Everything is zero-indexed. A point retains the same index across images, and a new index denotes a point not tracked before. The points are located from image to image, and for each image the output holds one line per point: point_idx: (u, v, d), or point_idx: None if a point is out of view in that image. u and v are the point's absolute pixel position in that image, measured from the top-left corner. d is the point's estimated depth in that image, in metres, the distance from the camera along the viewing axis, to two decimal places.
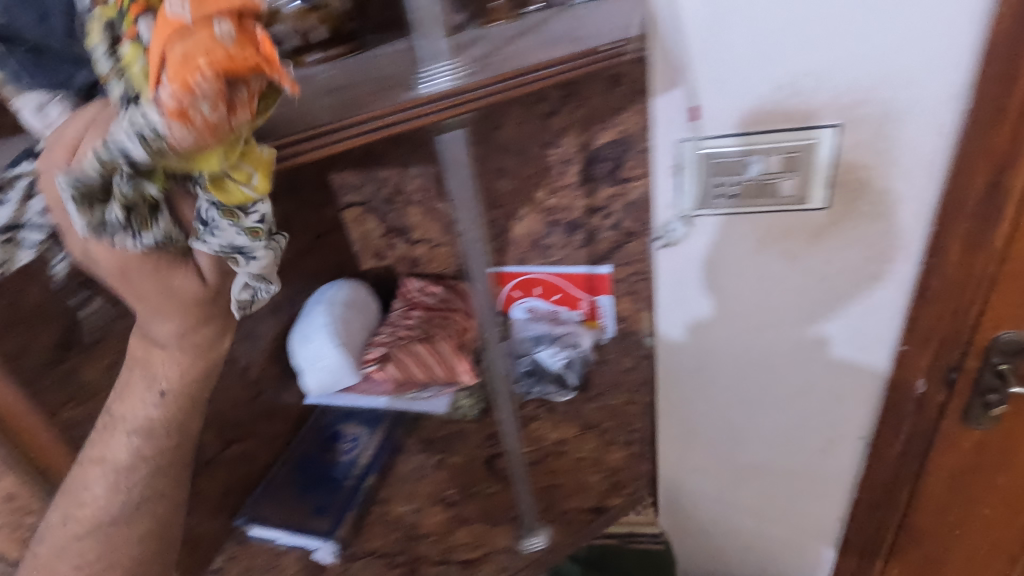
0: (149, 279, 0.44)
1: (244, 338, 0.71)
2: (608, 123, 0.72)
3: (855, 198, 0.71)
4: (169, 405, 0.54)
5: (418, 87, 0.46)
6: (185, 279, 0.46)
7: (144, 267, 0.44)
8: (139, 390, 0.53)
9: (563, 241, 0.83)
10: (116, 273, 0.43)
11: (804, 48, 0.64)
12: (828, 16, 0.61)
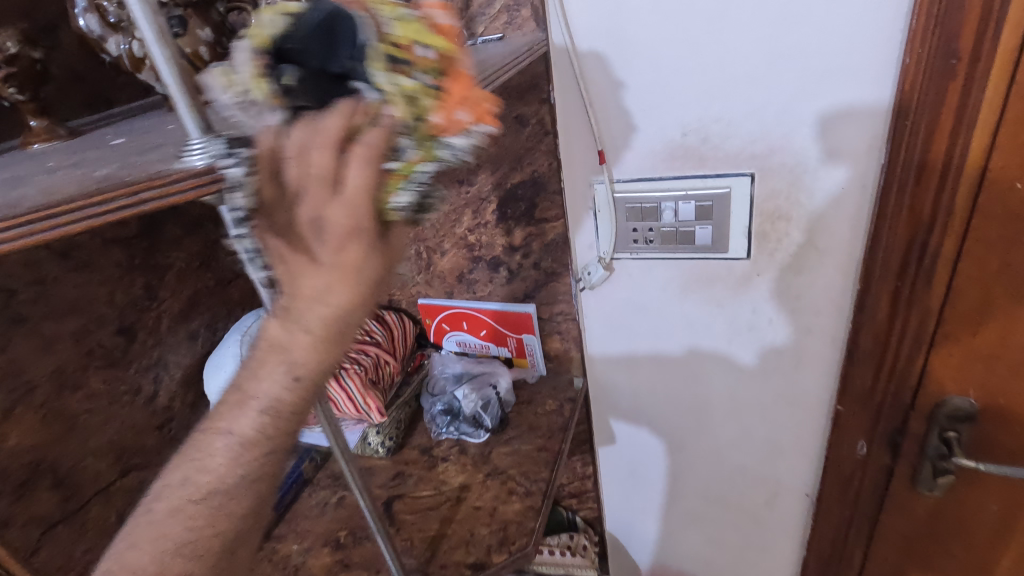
0: (361, 240, 0.34)
1: (151, 367, 0.71)
2: (519, 163, 0.70)
3: (776, 249, 0.67)
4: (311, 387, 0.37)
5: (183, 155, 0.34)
6: (361, 250, 0.35)
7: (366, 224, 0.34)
8: (234, 416, 0.36)
9: (486, 277, 0.81)
10: (341, 233, 0.34)
11: (709, 93, 0.60)
12: (731, 60, 0.58)
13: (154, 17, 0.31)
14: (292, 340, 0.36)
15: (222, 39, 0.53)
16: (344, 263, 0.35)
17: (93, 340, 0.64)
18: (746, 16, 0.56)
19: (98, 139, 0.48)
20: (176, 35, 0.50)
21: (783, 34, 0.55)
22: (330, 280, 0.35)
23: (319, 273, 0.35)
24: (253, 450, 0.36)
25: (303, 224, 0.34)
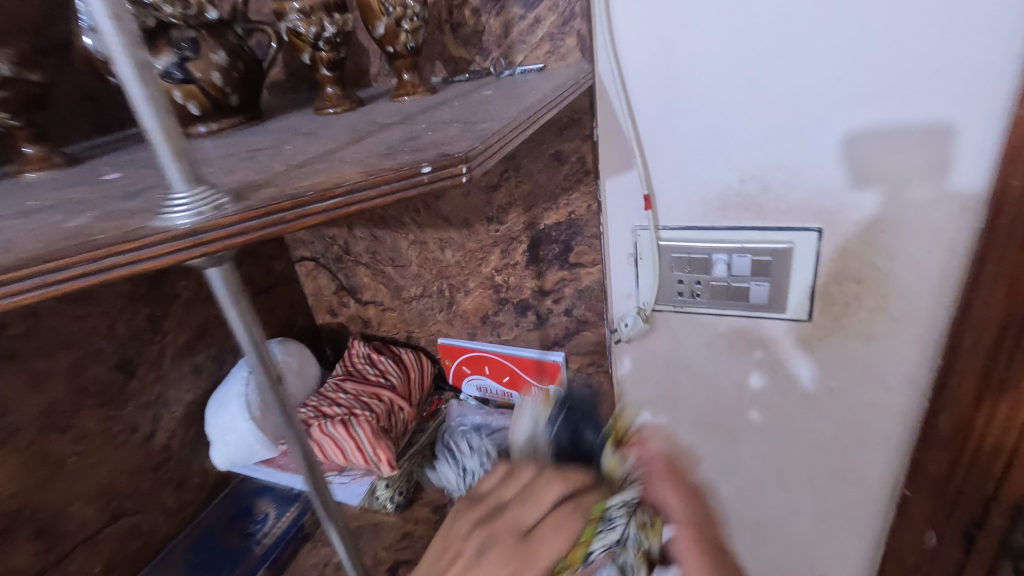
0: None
1: (150, 405, 0.67)
2: (554, 203, 0.64)
3: (842, 313, 0.59)
4: None
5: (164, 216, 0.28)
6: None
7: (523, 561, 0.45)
8: None
9: (512, 320, 0.75)
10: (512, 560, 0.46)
11: (775, 137, 0.53)
12: (803, 102, 0.51)
13: (133, 51, 0.25)
14: None
15: (238, 63, 0.49)
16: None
17: (87, 376, 0.60)
18: (824, 53, 0.49)
19: (96, 171, 0.43)
20: (186, 59, 0.46)
21: (866, 76, 0.48)
22: None
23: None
24: None
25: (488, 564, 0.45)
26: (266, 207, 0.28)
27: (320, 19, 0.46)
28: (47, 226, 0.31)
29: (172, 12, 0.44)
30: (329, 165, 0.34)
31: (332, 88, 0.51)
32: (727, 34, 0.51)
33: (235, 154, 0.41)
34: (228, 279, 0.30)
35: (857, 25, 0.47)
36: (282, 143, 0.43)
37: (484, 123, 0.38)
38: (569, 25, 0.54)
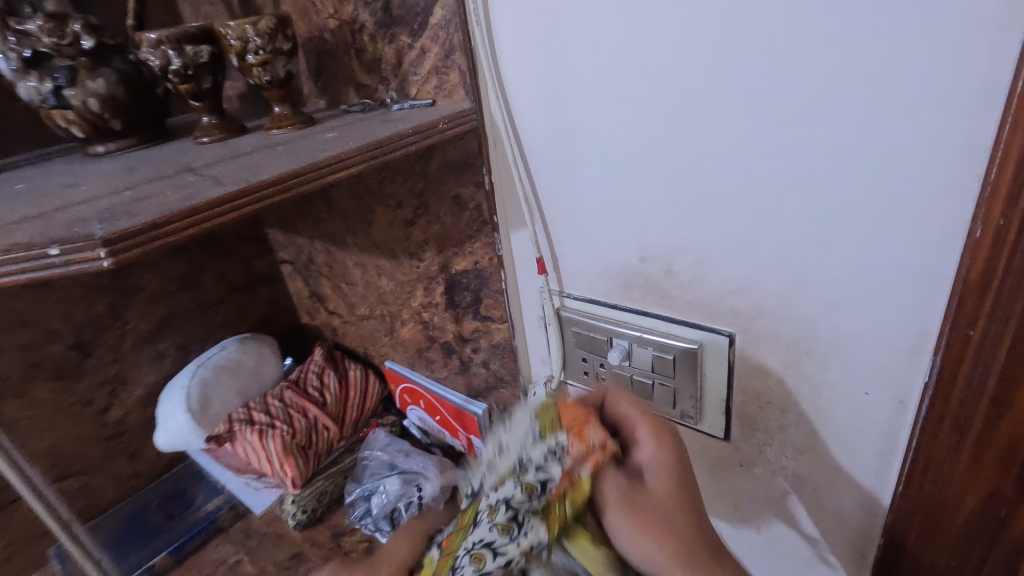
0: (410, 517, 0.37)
1: (106, 383, 0.74)
2: (461, 249, 0.57)
3: (766, 443, 0.46)
4: None
5: None
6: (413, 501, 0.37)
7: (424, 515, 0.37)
8: None
9: (441, 360, 0.70)
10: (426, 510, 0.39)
11: (674, 215, 0.42)
12: (705, 178, 0.39)
13: None
14: None
15: (121, 88, 0.50)
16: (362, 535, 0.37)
17: (42, 353, 0.67)
18: (724, 120, 0.37)
19: None
20: (62, 87, 0.48)
21: (779, 151, 0.35)
22: None
23: None
24: None
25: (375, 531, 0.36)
26: None
27: (165, 51, 0.45)
28: None
29: (46, 43, 0.47)
30: (45, 220, 0.33)
31: (208, 117, 0.50)
32: (612, 85, 0.40)
33: (52, 188, 0.43)
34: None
35: (763, 87, 0.34)
36: (100, 179, 0.43)
37: (225, 186, 0.35)
38: (451, 59, 0.46)
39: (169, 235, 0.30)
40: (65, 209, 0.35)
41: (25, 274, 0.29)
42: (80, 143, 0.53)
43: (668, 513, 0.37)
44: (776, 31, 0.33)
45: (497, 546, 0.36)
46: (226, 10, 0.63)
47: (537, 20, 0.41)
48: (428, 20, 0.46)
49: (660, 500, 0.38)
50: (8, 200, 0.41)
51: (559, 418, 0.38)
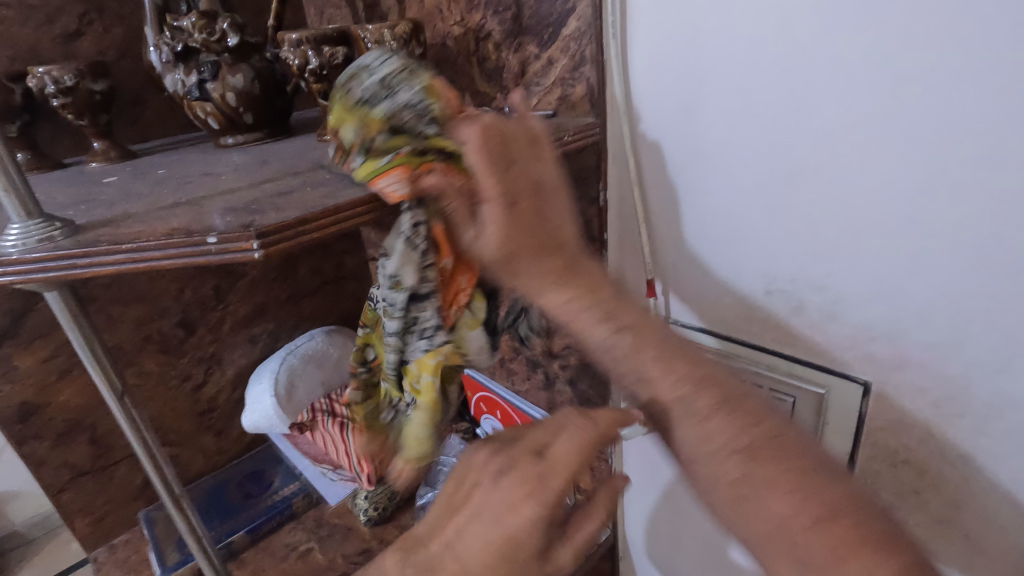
0: (537, 491, 0.34)
1: (204, 360, 0.77)
2: None
3: (893, 506, 0.41)
4: (506, 551, 0.33)
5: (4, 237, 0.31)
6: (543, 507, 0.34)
7: (548, 487, 0.34)
8: (489, 500, 0.35)
9: (525, 373, 0.69)
10: (523, 481, 0.34)
11: (812, 246, 0.39)
12: (855, 210, 0.36)
13: None
14: (460, 545, 0.35)
15: (258, 85, 0.52)
16: (491, 495, 0.35)
17: (152, 327, 0.72)
18: (889, 150, 0.33)
19: (119, 171, 0.50)
20: (206, 80, 0.51)
21: (949, 191, 0.32)
22: (492, 540, 0.34)
23: (503, 491, 0.35)
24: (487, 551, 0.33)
25: (533, 478, 0.34)
26: (72, 250, 0.30)
27: (304, 51, 0.47)
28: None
29: (197, 38, 0.49)
30: (201, 206, 0.35)
31: None
32: (757, 104, 0.38)
33: (195, 176, 0.45)
34: (65, 302, 0.36)
35: (944, 121, 0.31)
36: (237, 169, 0.45)
37: (363, 187, 0.35)
38: (580, 71, 0.46)
39: (313, 232, 0.31)
40: (216, 196, 0.37)
41: (185, 260, 0.29)
42: (215, 134, 0.56)
43: (500, 267, 0.35)
44: (956, 65, 0.30)
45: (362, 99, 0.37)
46: (352, 13, 0.65)
47: (679, 34, 0.40)
48: (560, 31, 0.45)
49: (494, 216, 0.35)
50: (155, 185, 0.44)
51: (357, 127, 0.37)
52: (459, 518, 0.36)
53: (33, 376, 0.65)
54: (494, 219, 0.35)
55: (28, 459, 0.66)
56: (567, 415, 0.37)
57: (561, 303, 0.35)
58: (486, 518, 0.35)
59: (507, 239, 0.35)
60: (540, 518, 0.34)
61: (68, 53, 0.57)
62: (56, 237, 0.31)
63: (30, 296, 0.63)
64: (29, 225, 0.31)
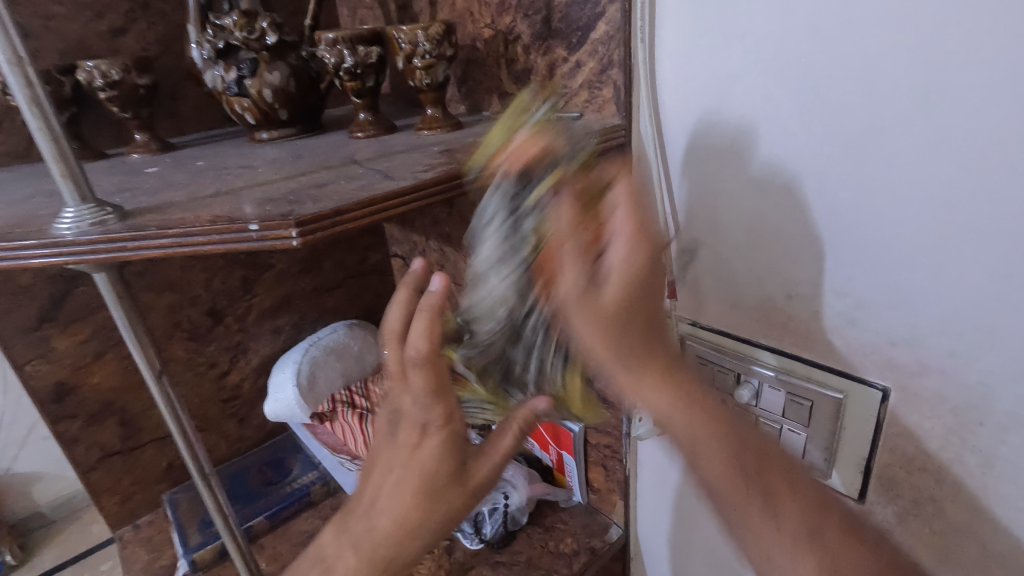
0: (435, 440, 0.39)
1: (230, 349, 0.80)
2: None
3: (909, 513, 0.41)
4: (421, 491, 0.39)
5: (59, 220, 0.33)
6: (442, 447, 0.39)
7: (436, 433, 0.39)
8: (392, 456, 0.40)
9: None
10: (414, 433, 0.39)
11: (836, 247, 0.39)
12: (880, 213, 0.36)
13: (29, 88, 0.30)
14: (389, 499, 0.39)
15: (293, 82, 0.54)
16: (394, 451, 0.40)
17: (182, 315, 0.74)
18: (915, 154, 0.34)
19: (159, 162, 0.53)
20: (245, 77, 0.53)
21: (973, 198, 0.32)
22: (414, 489, 0.39)
23: (400, 450, 0.40)
24: (411, 498, 0.39)
25: (417, 427, 0.39)
26: (121, 233, 0.32)
27: (340, 50, 0.48)
28: (29, 211, 0.39)
29: (238, 36, 0.51)
30: (241, 195, 0.37)
31: (365, 114, 0.53)
32: (785, 107, 0.38)
33: (233, 168, 0.46)
34: (110, 284, 0.37)
35: (973, 129, 0.31)
36: (273, 163, 0.46)
37: (395, 181, 0.36)
38: (607, 74, 0.47)
39: (349, 222, 0.32)
40: (254, 186, 0.38)
41: (227, 245, 0.31)
42: (250, 129, 0.58)
43: (619, 318, 0.37)
44: (984, 73, 0.30)
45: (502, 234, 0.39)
46: (384, 14, 0.66)
47: (711, 37, 0.40)
48: (588, 35, 0.46)
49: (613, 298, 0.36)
50: (196, 175, 0.45)
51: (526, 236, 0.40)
52: (380, 470, 0.41)
53: (69, 357, 0.67)
54: (621, 256, 0.35)
55: (61, 437, 0.69)
56: (408, 360, 0.38)
57: (668, 404, 0.39)
58: (398, 470, 0.39)
59: (624, 283, 0.36)
60: (445, 454, 0.39)
61: (113, 48, 0.60)
62: (107, 222, 0.33)
63: (70, 280, 0.65)
64: (81, 209, 0.33)
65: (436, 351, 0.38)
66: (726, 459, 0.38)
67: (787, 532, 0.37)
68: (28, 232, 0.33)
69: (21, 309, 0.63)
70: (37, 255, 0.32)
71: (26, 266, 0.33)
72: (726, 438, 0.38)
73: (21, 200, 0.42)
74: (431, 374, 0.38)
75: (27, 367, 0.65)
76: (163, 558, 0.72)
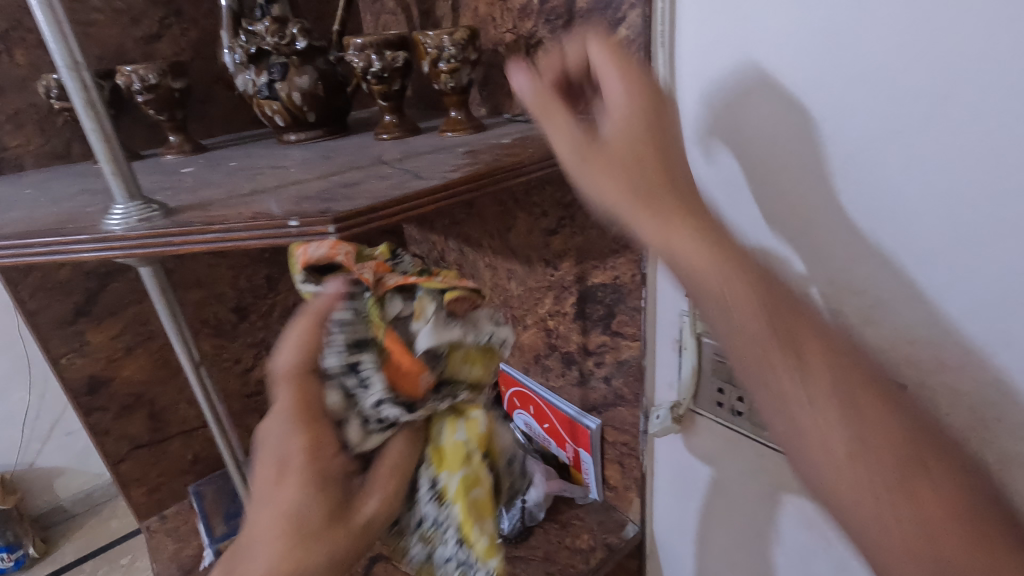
0: (297, 475, 0.33)
1: (254, 345, 0.82)
2: (602, 262, 0.59)
3: None
4: (286, 542, 0.32)
5: (109, 216, 0.35)
6: (305, 477, 0.33)
7: (298, 461, 0.33)
8: (258, 513, 0.34)
9: (559, 369, 0.71)
10: (274, 474, 0.33)
11: (860, 244, 0.38)
12: (903, 209, 0.35)
13: (85, 92, 0.32)
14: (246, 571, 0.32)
15: (321, 86, 0.56)
16: (258, 504, 0.34)
17: (209, 311, 0.76)
18: (935, 146, 0.33)
19: (193, 163, 0.55)
20: (275, 81, 0.55)
21: (984, 201, 0.32)
22: (274, 542, 0.32)
23: (267, 506, 0.33)
24: (277, 546, 0.32)
25: (276, 463, 0.34)
26: (168, 229, 0.34)
27: (368, 54, 0.50)
28: (77, 208, 0.41)
29: (270, 42, 0.53)
30: (277, 194, 0.38)
31: (391, 116, 0.54)
32: (802, 103, 0.38)
33: (266, 168, 0.48)
34: (156, 278, 0.39)
35: (985, 134, 0.31)
36: (303, 163, 0.48)
37: (425, 180, 0.37)
38: None
39: (381, 220, 0.33)
40: (290, 185, 0.40)
41: (268, 239, 0.33)
42: (278, 131, 0.60)
43: (627, 163, 0.35)
44: (991, 73, 0.30)
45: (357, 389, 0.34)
46: (407, 19, 0.68)
47: (727, 39, 0.40)
48: (610, 39, 0.48)
49: (621, 144, 0.35)
50: (230, 175, 0.47)
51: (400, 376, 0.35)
52: (243, 547, 0.34)
53: (101, 351, 0.70)
54: (617, 89, 0.37)
55: (92, 429, 0.71)
56: (274, 381, 0.35)
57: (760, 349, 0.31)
58: (257, 535, 0.33)
59: (631, 119, 0.36)
60: (309, 490, 0.33)
61: (147, 53, 0.62)
62: (153, 218, 0.35)
63: (103, 276, 0.67)
64: (130, 205, 0.35)
65: (308, 370, 0.35)
66: (837, 382, 0.30)
67: (900, 498, 0.28)
68: (80, 227, 0.35)
69: (57, 304, 0.66)
70: (88, 249, 0.34)
71: (78, 260, 0.35)
72: (814, 347, 0.31)
73: (67, 198, 0.44)
74: (297, 394, 0.34)
75: (63, 360, 0.67)
76: (189, 548, 0.74)
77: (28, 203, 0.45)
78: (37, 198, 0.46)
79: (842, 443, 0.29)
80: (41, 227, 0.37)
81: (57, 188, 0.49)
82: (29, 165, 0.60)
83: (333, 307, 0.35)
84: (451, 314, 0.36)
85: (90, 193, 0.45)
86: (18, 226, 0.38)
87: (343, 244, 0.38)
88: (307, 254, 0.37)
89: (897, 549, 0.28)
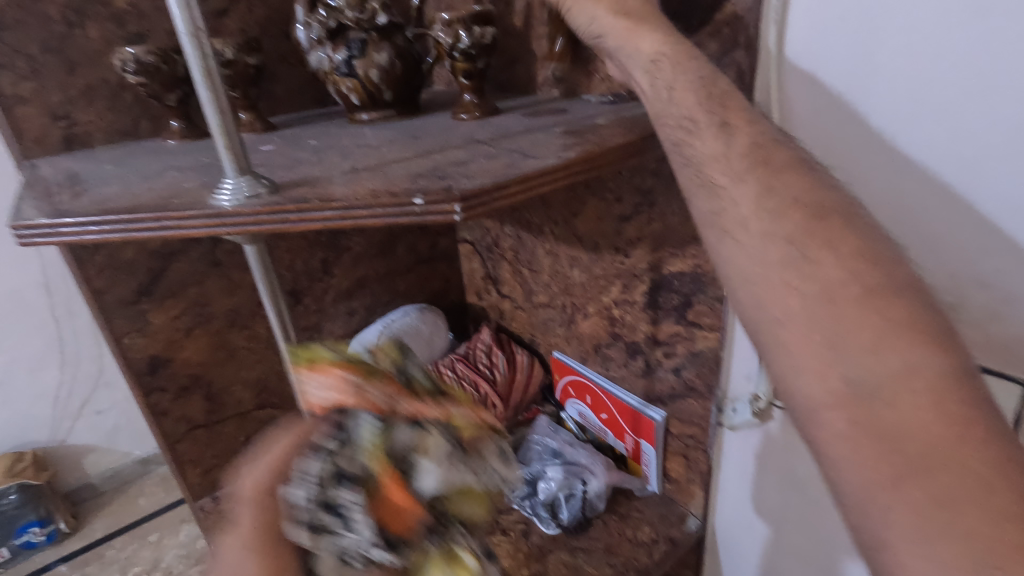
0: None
1: (307, 329, 0.81)
2: (681, 250, 0.57)
3: None
4: None
5: (217, 192, 0.34)
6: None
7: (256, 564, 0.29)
8: None
9: (622, 359, 0.70)
10: None
11: (915, 217, 0.41)
12: (969, 193, 0.38)
13: (204, 62, 0.31)
14: None
15: (399, 63, 0.54)
16: None
17: None
18: (1013, 142, 0.35)
19: (267, 141, 0.53)
20: (353, 57, 0.53)
21: None
22: None
23: None
24: None
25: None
26: (283, 205, 0.33)
27: (456, 30, 0.48)
28: (171, 184, 0.40)
29: (350, 17, 0.52)
30: (382, 173, 0.37)
31: (471, 96, 0.52)
32: (924, 74, 0.37)
33: (350, 147, 0.47)
34: (257, 258, 0.39)
35: None
36: (389, 142, 0.47)
37: (538, 160, 0.36)
38: (729, 57, 0.46)
39: (504, 200, 0.32)
40: (392, 163, 0.39)
41: (389, 220, 0.32)
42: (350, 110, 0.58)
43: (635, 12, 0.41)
44: None
45: (337, 521, 0.31)
46: None
47: (855, 18, 0.39)
48: (712, 16, 0.45)
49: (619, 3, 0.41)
50: (315, 154, 0.46)
51: (388, 506, 0.32)
52: None
53: (163, 331, 0.69)
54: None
55: (151, 410, 0.71)
56: (238, 498, 0.31)
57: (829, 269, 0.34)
58: None
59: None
60: None
61: (214, 28, 0.60)
62: (262, 196, 0.34)
63: (166, 257, 0.67)
64: (238, 181, 0.34)
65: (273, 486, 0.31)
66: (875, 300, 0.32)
67: (938, 450, 0.29)
68: (188, 204, 0.34)
69: (122, 284, 0.65)
70: (199, 225, 0.33)
71: (187, 238, 0.34)
72: (861, 270, 0.33)
73: (153, 174, 0.43)
74: (255, 506, 0.31)
75: (127, 339, 0.67)
76: None
77: (114, 179, 0.44)
78: (121, 174, 0.45)
79: (851, 410, 0.31)
80: (145, 202, 0.36)
81: (137, 164, 0.48)
82: (97, 142, 0.59)
83: (322, 434, 0.33)
84: (460, 451, 0.34)
85: (175, 170, 0.44)
86: (117, 202, 0.37)
87: (344, 372, 0.34)
88: (317, 398, 0.35)
89: (901, 525, 0.29)
